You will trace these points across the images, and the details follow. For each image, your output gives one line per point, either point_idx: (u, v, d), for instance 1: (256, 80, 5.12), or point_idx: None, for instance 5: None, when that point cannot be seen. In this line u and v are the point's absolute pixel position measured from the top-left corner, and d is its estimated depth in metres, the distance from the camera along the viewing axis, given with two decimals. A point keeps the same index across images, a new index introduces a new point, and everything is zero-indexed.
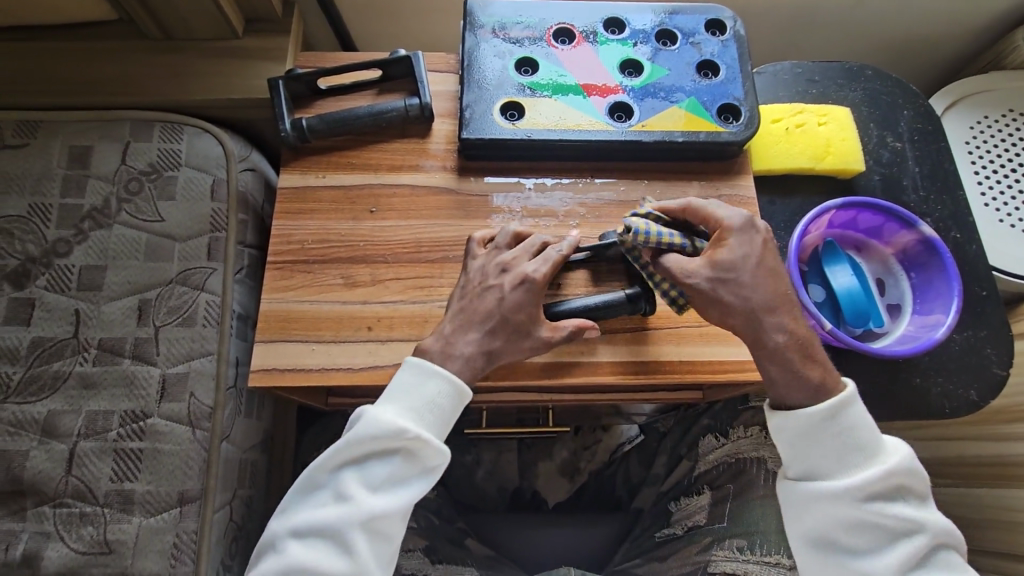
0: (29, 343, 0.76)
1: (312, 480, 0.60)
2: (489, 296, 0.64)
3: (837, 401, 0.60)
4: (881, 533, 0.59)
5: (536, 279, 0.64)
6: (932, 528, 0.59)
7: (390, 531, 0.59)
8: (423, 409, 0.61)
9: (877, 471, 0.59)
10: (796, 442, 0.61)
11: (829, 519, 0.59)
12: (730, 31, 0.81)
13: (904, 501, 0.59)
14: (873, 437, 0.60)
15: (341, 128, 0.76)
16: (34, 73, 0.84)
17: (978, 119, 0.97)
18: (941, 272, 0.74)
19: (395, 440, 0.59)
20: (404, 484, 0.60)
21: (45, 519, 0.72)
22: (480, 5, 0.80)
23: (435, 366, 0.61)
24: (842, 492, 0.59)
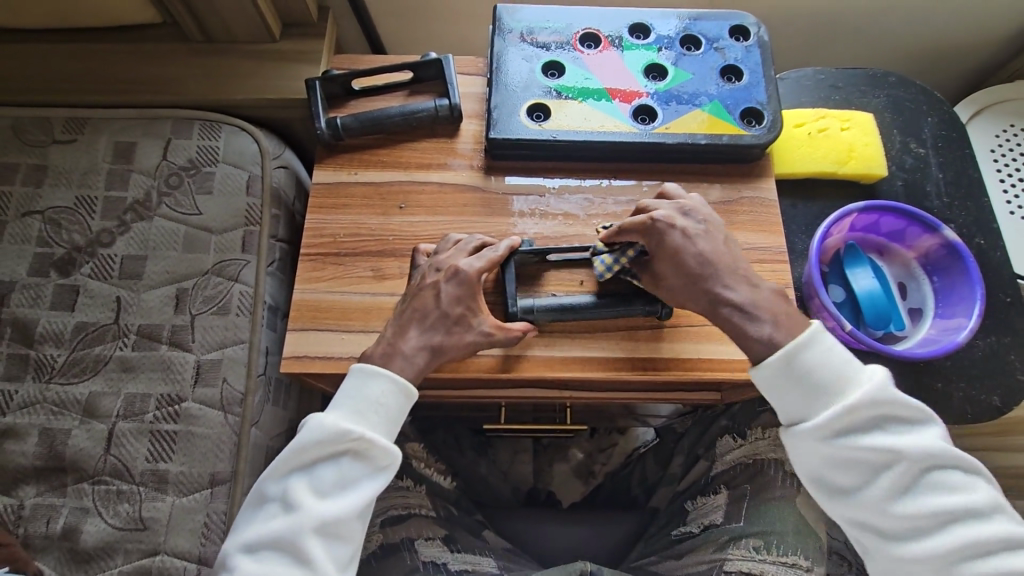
0: (73, 327, 0.80)
1: (263, 491, 0.62)
2: (422, 293, 0.66)
3: (794, 345, 0.61)
4: (862, 465, 0.59)
5: (468, 272, 0.66)
6: (919, 453, 0.58)
7: (346, 532, 0.60)
8: (366, 410, 0.62)
9: (844, 405, 0.59)
10: (769, 391, 0.63)
11: (811, 461, 0.61)
12: (753, 37, 0.82)
13: (880, 432, 0.59)
14: (840, 374, 0.61)
15: (373, 128, 0.79)
16: (83, 72, 0.89)
17: (1004, 128, 0.97)
18: (964, 277, 0.74)
19: (339, 443, 0.61)
20: (352, 486, 0.61)
21: (84, 496, 0.75)
22: (508, 10, 0.83)
23: (377, 369, 0.63)
24: (816, 430, 0.60)
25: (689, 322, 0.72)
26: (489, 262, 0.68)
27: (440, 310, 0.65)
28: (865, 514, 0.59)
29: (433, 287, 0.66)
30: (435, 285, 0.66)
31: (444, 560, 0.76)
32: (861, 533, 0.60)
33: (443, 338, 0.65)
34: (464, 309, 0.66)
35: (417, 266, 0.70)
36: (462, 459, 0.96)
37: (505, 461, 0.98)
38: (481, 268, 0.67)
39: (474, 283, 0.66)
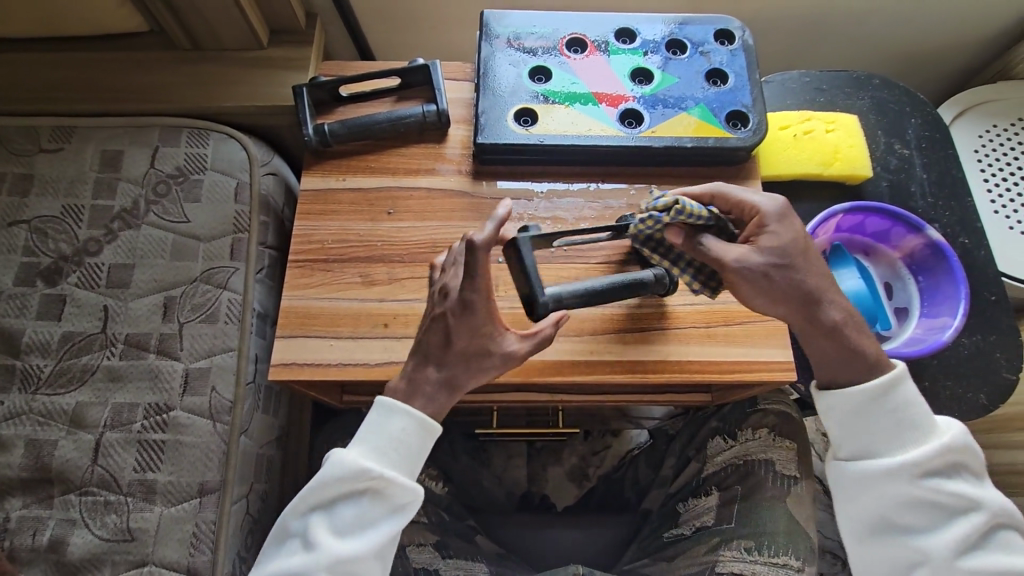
0: (59, 337, 0.79)
1: (285, 525, 0.61)
2: (431, 325, 0.61)
3: (890, 376, 0.60)
4: (936, 510, 0.59)
5: (477, 304, 0.59)
6: (992, 506, 0.59)
7: (364, 574, 0.59)
8: (388, 447, 0.60)
9: (931, 447, 0.59)
10: (844, 417, 0.62)
11: (880, 498, 0.60)
12: (738, 41, 0.83)
13: (959, 479, 0.60)
14: (926, 413, 0.61)
15: (361, 134, 0.80)
16: (70, 81, 0.88)
17: (987, 128, 0.98)
18: (948, 276, 0.75)
19: (359, 480, 0.59)
20: (372, 527, 0.60)
21: (71, 507, 0.74)
22: (495, 16, 0.83)
23: (398, 403, 0.61)
24: (897, 467, 0.59)
25: (677, 323, 0.72)
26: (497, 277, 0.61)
27: (450, 345, 0.60)
28: (925, 558, 0.58)
29: (441, 319, 0.60)
30: (443, 318, 0.60)
31: (437, 566, 0.77)
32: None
33: (454, 361, 0.61)
34: (478, 339, 0.61)
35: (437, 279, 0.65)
36: (457, 465, 0.95)
37: (499, 466, 0.96)
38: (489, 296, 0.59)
39: (487, 312, 0.60)
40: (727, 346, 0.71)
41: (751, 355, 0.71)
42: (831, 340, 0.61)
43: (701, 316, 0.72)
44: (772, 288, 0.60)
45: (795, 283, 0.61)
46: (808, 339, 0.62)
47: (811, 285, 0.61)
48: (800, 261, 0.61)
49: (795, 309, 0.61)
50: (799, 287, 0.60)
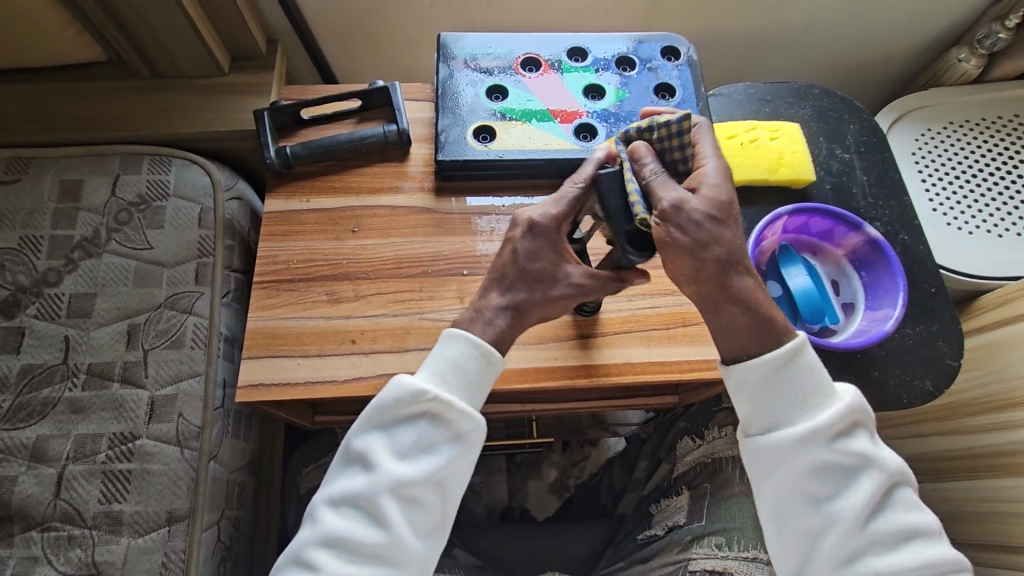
0: (18, 370, 0.78)
1: (347, 448, 0.59)
2: (502, 252, 0.62)
3: (790, 346, 0.57)
4: (842, 473, 0.56)
5: (542, 223, 0.60)
6: (892, 467, 0.58)
7: (426, 499, 0.57)
8: (445, 373, 0.59)
9: (834, 410, 0.57)
10: (751, 389, 0.58)
11: (790, 469, 0.56)
12: (684, 56, 0.87)
13: (862, 441, 0.57)
14: (827, 376, 0.58)
15: (322, 155, 0.81)
16: (25, 112, 0.88)
17: (921, 132, 1.04)
18: (888, 270, 0.79)
19: (417, 402, 0.58)
20: (433, 451, 0.57)
21: (32, 545, 0.72)
22: (451, 38, 0.86)
23: (463, 331, 0.60)
24: (807, 436, 0.56)
25: (637, 326, 0.74)
26: (564, 208, 0.60)
27: (519, 268, 0.60)
28: (833, 523, 0.56)
29: (509, 244, 0.61)
30: (514, 243, 0.61)
31: None
32: (825, 544, 0.56)
33: (519, 284, 0.60)
34: (541, 270, 0.60)
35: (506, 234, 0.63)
36: None
37: (479, 481, 0.99)
38: (555, 218, 0.60)
39: (550, 231, 0.60)
40: (685, 346, 0.74)
41: (710, 353, 0.73)
42: (743, 311, 0.57)
43: (661, 318, 0.75)
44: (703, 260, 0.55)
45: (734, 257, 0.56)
46: (719, 303, 0.57)
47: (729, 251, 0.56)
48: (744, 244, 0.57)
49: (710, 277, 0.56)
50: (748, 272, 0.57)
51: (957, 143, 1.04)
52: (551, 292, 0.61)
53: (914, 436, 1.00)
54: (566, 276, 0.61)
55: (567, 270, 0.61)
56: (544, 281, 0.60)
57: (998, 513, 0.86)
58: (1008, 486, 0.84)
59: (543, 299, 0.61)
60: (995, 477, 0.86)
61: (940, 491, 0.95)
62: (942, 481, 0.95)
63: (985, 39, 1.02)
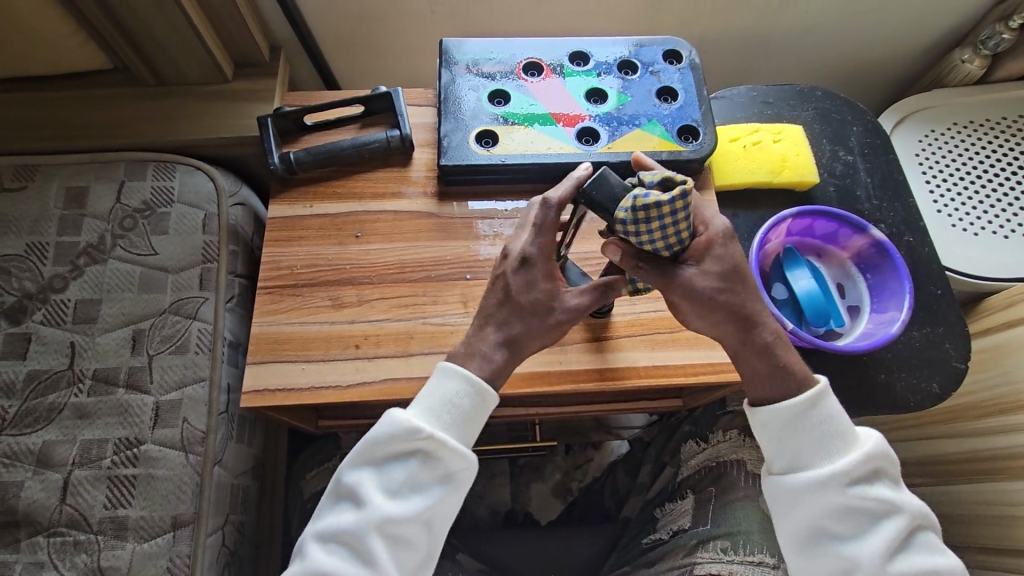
0: (24, 376, 0.78)
1: (338, 483, 0.59)
2: (495, 284, 0.62)
3: (814, 393, 0.59)
4: (862, 516, 0.57)
5: (529, 253, 0.60)
6: (914, 510, 0.58)
7: (414, 537, 0.57)
8: (440, 411, 0.58)
9: (855, 457, 0.57)
10: (774, 434, 0.59)
11: (811, 510, 0.57)
12: (686, 59, 0.87)
13: (882, 484, 0.58)
14: (848, 422, 0.59)
15: (326, 161, 0.81)
16: (30, 120, 0.88)
17: (925, 134, 1.04)
18: (893, 272, 0.79)
19: (412, 440, 0.57)
20: (424, 489, 0.57)
21: (38, 550, 0.73)
22: (453, 43, 0.86)
23: (458, 367, 0.59)
24: (825, 480, 0.57)
25: (640, 330, 0.74)
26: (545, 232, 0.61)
27: (511, 301, 0.60)
28: (854, 567, 0.56)
29: (501, 278, 0.61)
30: (504, 275, 0.61)
31: None
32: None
33: (514, 309, 0.60)
34: (536, 300, 0.60)
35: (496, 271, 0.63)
36: None
37: (483, 486, 0.99)
38: (540, 246, 0.61)
39: (539, 260, 0.61)
40: (688, 350, 0.73)
41: (714, 357, 0.73)
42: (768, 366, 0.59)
43: (664, 322, 0.75)
44: (709, 313, 0.58)
45: (729, 299, 0.58)
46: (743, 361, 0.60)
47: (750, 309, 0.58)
48: (740, 287, 0.58)
49: (733, 330, 0.59)
50: (729, 305, 0.58)
51: (962, 144, 1.03)
52: (550, 322, 0.61)
53: (922, 439, 1.00)
54: (558, 302, 0.61)
55: (565, 299, 0.61)
56: (542, 314, 0.60)
57: (1008, 517, 0.85)
58: (1017, 490, 0.83)
59: (540, 328, 0.61)
60: (1002, 480, 0.86)
61: (949, 495, 0.94)
62: (949, 484, 0.94)
63: (989, 40, 1.01)
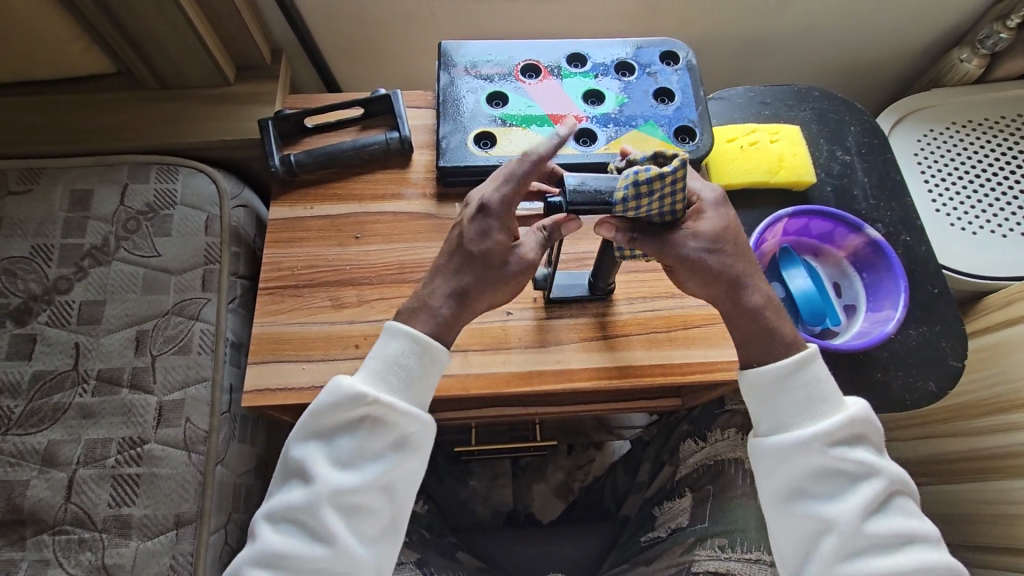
0: (29, 377, 0.79)
1: (286, 461, 0.58)
2: (452, 235, 0.62)
3: (802, 356, 0.59)
4: (840, 478, 0.57)
5: (490, 200, 0.59)
6: (893, 475, 0.58)
7: (371, 507, 0.56)
8: (385, 372, 0.58)
9: (839, 419, 0.57)
10: (762, 396, 0.60)
11: (792, 469, 0.57)
12: (682, 61, 0.88)
13: (864, 448, 0.58)
14: (835, 386, 0.59)
15: (327, 163, 0.82)
16: (35, 124, 0.90)
17: (923, 133, 1.04)
18: (889, 271, 0.79)
19: (357, 407, 0.57)
20: (376, 457, 0.57)
21: (44, 548, 0.74)
22: (452, 46, 0.87)
23: (405, 327, 0.59)
24: (809, 440, 0.57)
25: (638, 329, 0.75)
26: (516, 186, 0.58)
27: (464, 250, 0.60)
28: (830, 526, 0.56)
29: (458, 228, 0.61)
30: (461, 225, 0.61)
31: None
32: (821, 544, 0.56)
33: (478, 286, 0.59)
34: (490, 249, 0.59)
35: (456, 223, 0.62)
36: (442, 484, 0.97)
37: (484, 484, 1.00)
38: (504, 195, 0.59)
39: (499, 209, 0.59)
40: (685, 349, 0.74)
41: (711, 356, 0.73)
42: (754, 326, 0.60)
43: (661, 321, 0.75)
44: (702, 273, 0.59)
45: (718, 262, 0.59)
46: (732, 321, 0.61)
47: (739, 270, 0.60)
48: (730, 247, 0.60)
49: (724, 289, 0.60)
50: (720, 267, 0.59)
51: (960, 143, 1.03)
52: (499, 271, 0.60)
53: (921, 438, 1.00)
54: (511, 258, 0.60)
55: (519, 249, 0.60)
56: (493, 262, 0.59)
57: (1006, 515, 0.85)
58: (1016, 488, 0.83)
59: (488, 282, 0.60)
60: (1002, 478, 0.86)
61: (948, 494, 0.95)
62: (949, 483, 0.94)
63: (987, 39, 1.02)
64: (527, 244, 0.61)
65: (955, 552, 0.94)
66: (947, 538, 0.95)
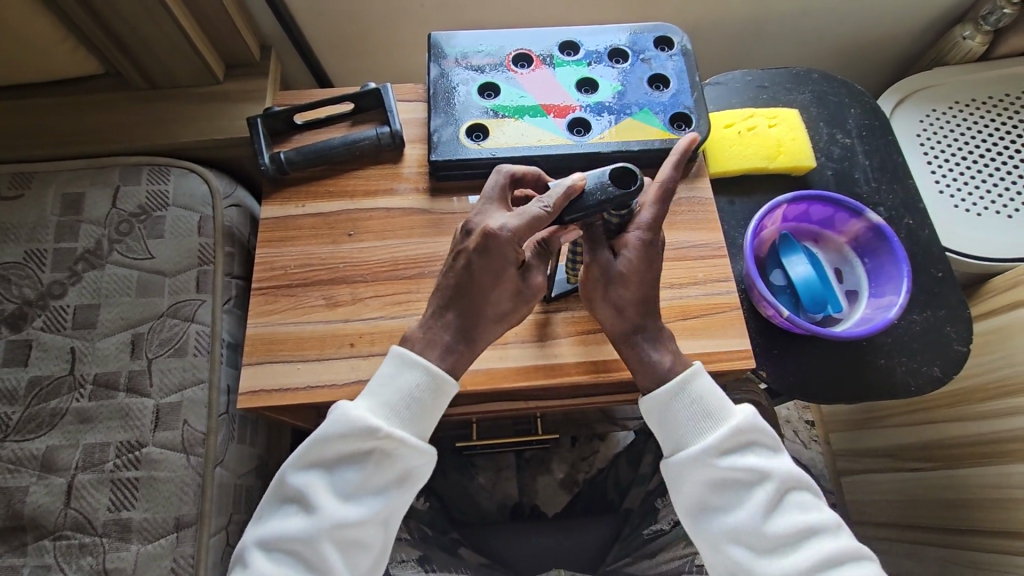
0: (27, 382, 0.79)
1: (282, 485, 0.56)
2: (456, 262, 0.60)
3: (687, 372, 0.60)
4: (736, 486, 0.57)
5: (497, 237, 0.57)
6: (786, 474, 0.57)
7: (367, 539, 0.55)
8: (398, 405, 0.57)
9: (724, 431, 0.58)
10: (660, 419, 0.61)
11: (692, 486, 0.58)
12: (677, 46, 0.86)
13: (756, 453, 0.58)
14: (722, 398, 0.60)
15: (317, 160, 0.81)
16: (23, 128, 0.89)
17: (926, 113, 1.02)
18: (891, 257, 0.78)
19: (365, 440, 0.55)
20: (377, 490, 0.56)
21: (45, 553, 0.74)
22: (442, 37, 0.86)
23: (417, 358, 0.58)
24: (698, 454, 0.57)
25: None
26: (526, 224, 0.58)
27: (468, 278, 0.59)
28: (737, 536, 0.56)
29: (463, 255, 0.59)
30: (466, 254, 0.59)
31: None
32: (737, 557, 0.56)
33: (466, 284, 0.59)
34: (499, 284, 0.59)
35: (460, 250, 0.60)
36: (445, 481, 0.97)
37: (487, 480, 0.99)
38: (514, 232, 0.57)
39: (506, 246, 0.58)
40: (687, 340, 0.72)
41: (711, 347, 0.71)
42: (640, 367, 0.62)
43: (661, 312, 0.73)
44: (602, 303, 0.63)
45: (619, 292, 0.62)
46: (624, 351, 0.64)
47: (636, 311, 0.62)
48: (632, 290, 0.62)
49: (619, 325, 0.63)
50: (620, 302, 0.62)
51: (964, 123, 1.01)
52: (510, 306, 0.61)
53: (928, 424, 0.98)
54: (521, 289, 0.60)
55: (526, 278, 0.61)
56: (503, 298, 0.60)
57: (1014, 501, 0.85)
58: None
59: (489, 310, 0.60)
60: (1010, 463, 0.85)
61: (955, 480, 0.94)
62: (955, 469, 0.93)
63: (990, 15, 0.99)
64: (533, 271, 0.61)
65: (964, 538, 0.93)
66: (954, 525, 0.94)
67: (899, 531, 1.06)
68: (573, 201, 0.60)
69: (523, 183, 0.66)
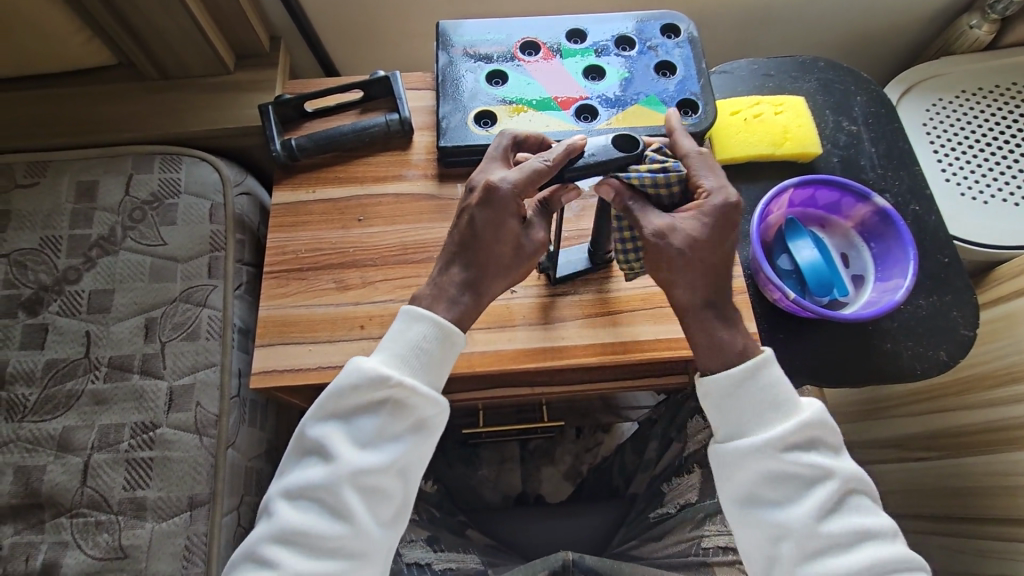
0: (43, 365, 0.81)
1: (302, 438, 0.57)
2: (461, 220, 0.61)
3: (759, 359, 0.58)
4: (796, 483, 0.56)
5: (500, 190, 0.59)
6: (847, 475, 0.56)
7: (388, 487, 0.56)
8: (407, 355, 0.58)
9: (792, 425, 0.56)
10: (722, 401, 0.58)
11: (748, 475, 0.56)
12: (684, 33, 0.87)
13: (818, 450, 0.57)
14: (791, 390, 0.58)
15: (327, 146, 0.82)
16: (38, 117, 0.90)
17: (933, 102, 1.02)
18: (897, 239, 0.78)
19: (378, 389, 0.56)
20: (395, 438, 0.56)
21: (62, 530, 0.75)
22: (450, 26, 0.86)
23: (423, 311, 0.59)
24: (760, 445, 0.56)
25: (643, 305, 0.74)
26: (527, 177, 0.59)
27: (475, 237, 0.60)
28: (788, 531, 0.55)
29: (467, 212, 0.60)
30: (469, 211, 0.60)
31: (428, 560, 0.74)
32: (782, 549, 0.55)
33: (475, 256, 0.60)
34: (503, 235, 0.60)
35: (464, 210, 0.61)
36: (452, 466, 0.98)
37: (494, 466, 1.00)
38: (515, 184, 0.59)
39: (510, 200, 0.59)
40: None
41: None
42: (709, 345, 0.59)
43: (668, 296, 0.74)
44: (674, 275, 0.59)
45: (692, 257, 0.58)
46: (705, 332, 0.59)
47: (706, 283, 0.59)
48: (702, 255, 0.58)
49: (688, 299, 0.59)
50: (691, 273, 0.59)
51: (971, 111, 1.01)
52: (512, 260, 0.61)
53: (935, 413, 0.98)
54: (525, 244, 0.61)
55: (528, 233, 0.61)
56: (507, 251, 0.60)
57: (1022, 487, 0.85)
58: None
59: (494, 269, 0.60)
60: (1015, 450, 0.85)
61: (961, 467, 0.94)
62: (962, 457, 0.94)
63: (996, 4, 0.99)
64: (534, 227, 0.62)
65: (972, 526, 0.93)
66: (961, 512, 0.94)
67: (906, 520, 1.06)
68: (574, 160, 0.59)
69: (524, 146, 0.67)
